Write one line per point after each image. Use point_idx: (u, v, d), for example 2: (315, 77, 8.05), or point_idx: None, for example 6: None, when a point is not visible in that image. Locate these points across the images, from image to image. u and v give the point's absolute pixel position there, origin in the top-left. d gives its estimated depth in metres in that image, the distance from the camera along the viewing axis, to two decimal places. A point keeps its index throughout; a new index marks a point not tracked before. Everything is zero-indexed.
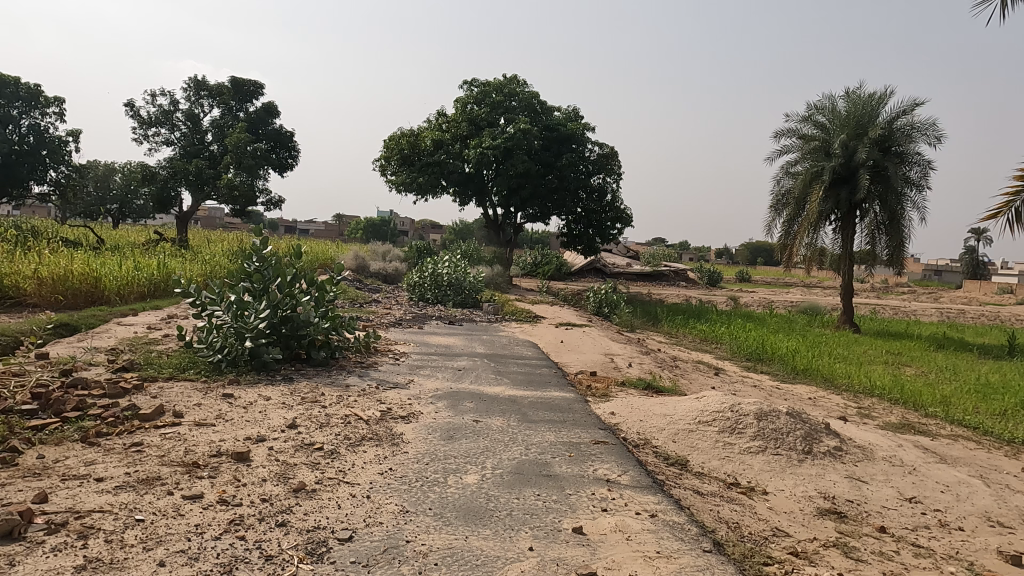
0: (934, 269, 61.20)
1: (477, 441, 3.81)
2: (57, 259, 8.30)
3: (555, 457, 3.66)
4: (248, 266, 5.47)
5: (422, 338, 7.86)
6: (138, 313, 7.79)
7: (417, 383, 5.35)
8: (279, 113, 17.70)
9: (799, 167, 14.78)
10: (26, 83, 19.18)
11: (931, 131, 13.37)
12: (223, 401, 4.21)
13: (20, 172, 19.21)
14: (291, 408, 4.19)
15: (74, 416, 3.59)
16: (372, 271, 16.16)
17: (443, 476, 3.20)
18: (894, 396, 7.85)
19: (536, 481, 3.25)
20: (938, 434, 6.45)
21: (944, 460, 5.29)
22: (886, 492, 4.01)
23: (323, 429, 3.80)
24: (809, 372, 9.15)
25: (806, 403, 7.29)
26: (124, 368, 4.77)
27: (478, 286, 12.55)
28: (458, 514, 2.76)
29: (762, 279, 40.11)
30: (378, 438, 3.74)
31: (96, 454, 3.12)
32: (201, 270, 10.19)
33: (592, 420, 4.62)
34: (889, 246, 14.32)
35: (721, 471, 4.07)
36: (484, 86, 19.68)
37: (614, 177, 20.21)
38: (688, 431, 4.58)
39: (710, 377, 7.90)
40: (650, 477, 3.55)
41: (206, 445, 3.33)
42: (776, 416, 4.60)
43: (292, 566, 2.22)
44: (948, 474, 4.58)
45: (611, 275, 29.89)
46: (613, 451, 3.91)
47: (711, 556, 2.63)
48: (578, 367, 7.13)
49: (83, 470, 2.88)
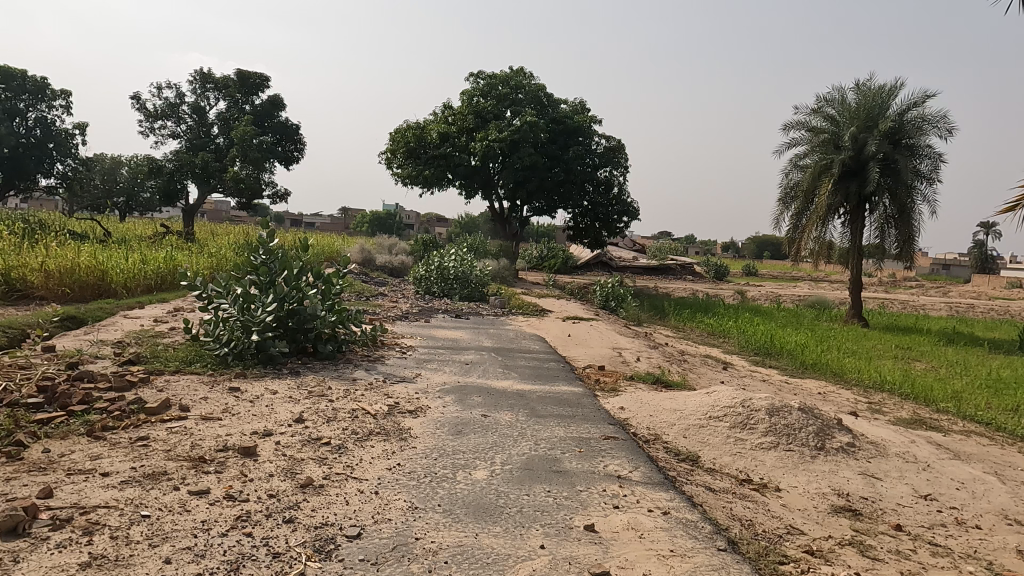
0: (943, 262, 60.50)
1: (486, 437, 3.76)
2: (64, 251, 8.31)
3: (566, 452, 3.61)
4: (254, 258, 5.35)
5: (429, 332, 7.84)
6: (144, 305, 7.82)
7: (423, 376, 5.31)
8: (285, 105, 17.60)
9: (808, 160, 14.66)
10: (33, 75, 19.24)
11: (943, 123, 13.20)
12: (229, 394, 4.18)
13: (27, 164, 19.38)
14: (298, 402, 4.16)
15: (80, 410, 3.58)
16: (378, 264, 16.26)
17: (452, 472, 3.16)
18: (904, 391, 7.77)
19: (546, 476, 3.20)
20: (951, 429, 6.38)
21: (958, 457, 5.22)
22: (901, 489, 3.93)
23: (330, 423, 3.76)
24: (818, 367, 9.11)
25: (815, 397, 7.23)
26: (131, 361, 4.79)
27: (484, 279, 12.47)
28: (468, 511, 2.72)
29: (768, 274, 39.82)
30: (386, 433, 3.70)
31: (101, 448, 3.10)
32: (210, 264, 10.27)
33: (601, 414, 4.57)
34: (898, 241, 14.25)
35: (733, 467, 4.01)
36: (490, 78, 19.45)
37: (621, 169, 20.02)
38: (698, 426, 4.52)
39: (718, 372, 7.84)
40: (662, 473, 3.50)
41: (213, 439, 3.30)
42: (788, 412, 4.53)
43: (300, 564, 2.18)
44: (961, 471, 4.52)
45: (618, 268, 29.70)
46: (624, 447, 3.85)
47: (726, 554, 2.58)
48: (586, 361, 7.06)
49: (88, 465, 2.85)
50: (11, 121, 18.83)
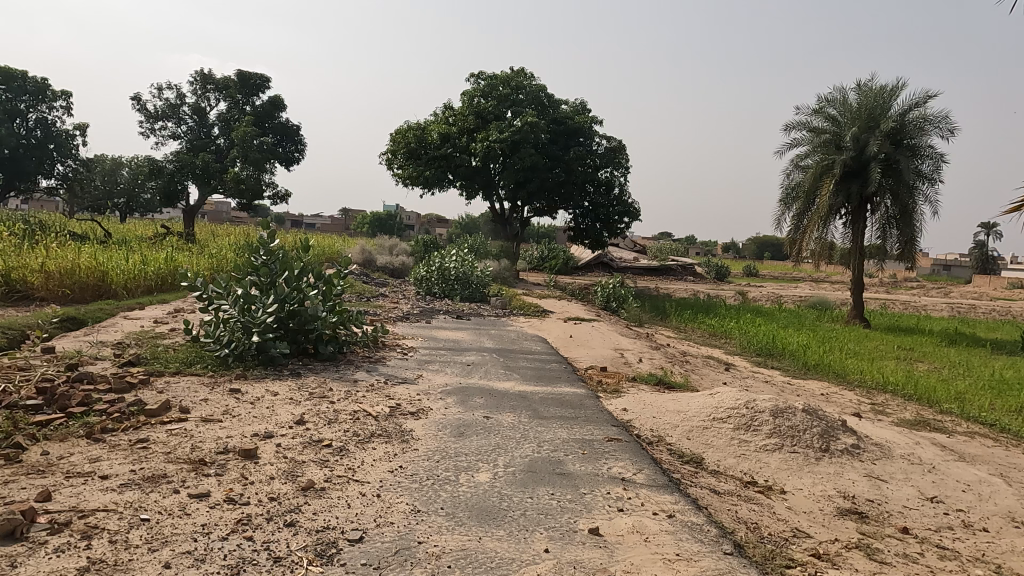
0: (944, 262, 60.41)
1: (488, 439, 3.73)
2: (65, 252, 8.29)
3: (569, 454, 3.58)
4: (255, 258, 5.34)
5: (430, 333, 7.81)
6: (144, 306, 7.80)
7: (425, 378, 5.28)
8: (285, 106, 17.58)
9: (809, 160, 14.63)
10: (33, 76, 19.22)
11: (944, 123, 13.17)
12: (230, 396, 4.15)
13: (27, 165, 19.38)
14: (299, 404, 4.13)
15: (79, 411, 3.55)
16: (379, 265, 16.24)
17: (455, 474, 3.13)
18: (908, 392, 7.74)
19: (550, 479, 3.17)
20: (955, 431, 6.35)
21: (964, 459, 5.19)
22: (907, 492, 3.90)
23: (331, 425, 3.73)
24: (820, 368, 9.08)
25: (819, 399, 7.20)
26: (131, 362, 4.76)
27: (485, 280, 12.45)
28: (472, 514, 2.69)
29: (769, 274, 39.78)
30: (388, 435, 3.67)
31: (101, 450, 3.07)
32: (210, 265, 10.25)
33: (604, 416, 4.54)
34: (900, 242, 14.21)
35: (737, 469, 3.97)
36: (491, 78, 19.43)
37: (622, 170, 20.00)
38: (702, 428, 4.49)
39: (721, 373, 7.80)
40: (666, 475, 3.47)
41: (213, 442, 3.27)
42: (792, 413, 4.50)
43: (301, 569, 2.15)
44: (967, 473, 4.49)
45: (619, 269, 29.66)
46: (627, 449, 3.82)
47: (733, 559, 2.55)
48: (589, 362, 7.03)
49: (88, 467, 2.82)
50: (11, 122, 18.83)
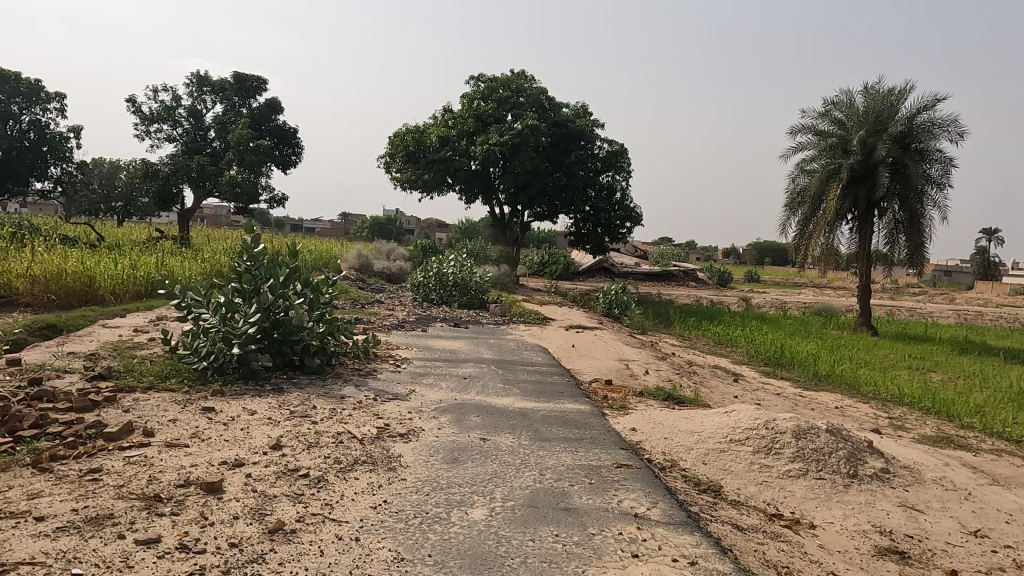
0: (944, 268, 60.02)
1: (484, 466, 3.36)
2: (50, 257, 7.97)
3: (574, 484, 3.21)
4: (238, 265, 4.95)
5: (426, 342, 7.43)
6: (128, 312, 7.44)
7: (418, 393, 4.92)
8: (283, 109, 17.29)
9: (815, 164, 14.31)
10: (26, 77, 18.94)
11: (954, 127, 12.85)
12: (201, 416, 3.78)
13: (20, 168, 18.98)
14: (277, 425, 3.76)
15: (29, 435, 3.18)
16: (375, 270, 15.78)
17: (446, 511, 2.76)
18: (925, 405, 7.37)
19: (554, 516, 2.80)
20: (980, 448, 5.97)
21: (998, 482, 4.80)
22: (946, 524, 3.53)
23: (311, 451, 3.37)
24: (833, 378, 8.71)
25: (833, 413, 6.83)
26: (100, 376, 4.39)
27: (484, 286, 12.12)
28: (463, 563, 2.32)
29: (772, 280, 39.45)
30: (373, 461, 3.31)
31: (45, 483, 2.70)
32: (202, 270, 9.89)
33: (611, 437, 4.17)
34: (908, 248, 13.86)
35: (760, 499, 3.60)
36: (491, 81, 19.13)
37: (624, 174, 19.67)
38: (719, 451, 4.12)
39: (730, 386, 7.42)
40: (684, 510, 3.10)
41: (175, 472, 2.91)
42: (816, 435, 4.13)
43: None
44: (1006, 500, 4.12)
45: (621, 275, 29.26)
46: (639, 477, 3.45)
47: None
48: (592, 374, 6.66)
49: (24, 506, 2.45)
50: (3, 124, 18.57)
